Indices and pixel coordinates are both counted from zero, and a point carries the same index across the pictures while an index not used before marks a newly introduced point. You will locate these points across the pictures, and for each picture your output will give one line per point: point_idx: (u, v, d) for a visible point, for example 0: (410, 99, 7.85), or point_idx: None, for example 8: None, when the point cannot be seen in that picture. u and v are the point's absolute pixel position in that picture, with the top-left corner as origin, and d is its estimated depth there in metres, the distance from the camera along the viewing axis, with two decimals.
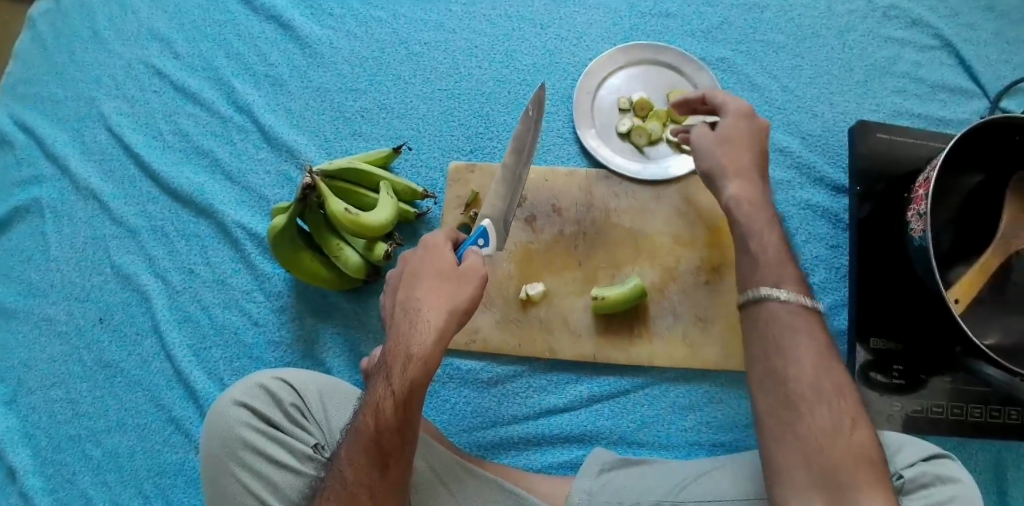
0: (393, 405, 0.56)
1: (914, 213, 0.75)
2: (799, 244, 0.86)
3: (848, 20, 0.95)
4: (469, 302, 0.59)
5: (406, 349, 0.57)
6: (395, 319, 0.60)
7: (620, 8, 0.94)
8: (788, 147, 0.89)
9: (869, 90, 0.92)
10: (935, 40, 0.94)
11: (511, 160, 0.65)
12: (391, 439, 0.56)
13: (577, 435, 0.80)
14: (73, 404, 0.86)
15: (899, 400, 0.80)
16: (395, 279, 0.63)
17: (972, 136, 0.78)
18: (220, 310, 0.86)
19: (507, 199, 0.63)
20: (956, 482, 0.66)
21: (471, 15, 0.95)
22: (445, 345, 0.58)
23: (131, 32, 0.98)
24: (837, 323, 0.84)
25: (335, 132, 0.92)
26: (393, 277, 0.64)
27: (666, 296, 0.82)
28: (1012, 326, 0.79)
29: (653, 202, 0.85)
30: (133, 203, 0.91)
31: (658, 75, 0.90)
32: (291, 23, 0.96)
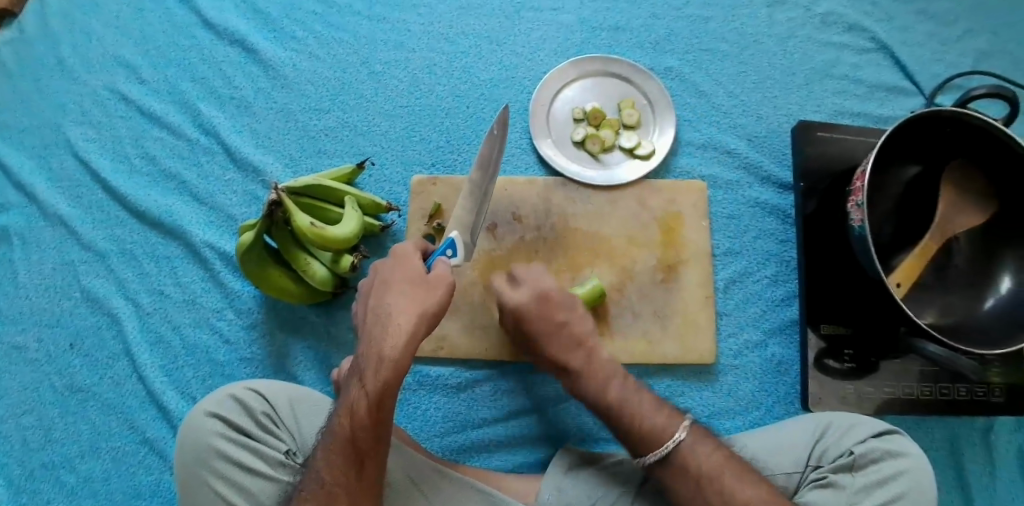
0: (366, 406, 0.58)
1: (854, 204, 0.79)
2: (751, 240, 0.90)
3: (788, 27, 1.00)
4: (437, 306, 0.61)
5: (374, 352, 0.59)
6: (367, 324, 0.62)
7: (572, 23, 0.99)
8: (736, 149, 0.93)
9: (811, 92, 0.97)
10: (871, 43, 0.99)
11: (478, 174, 0.66)
12: (365, 437, 0.58)
13: (545, 435, 0.83)
14: (46, 430, 0.86)
15: (853, 383, 0.83)
16: (366, 287, 0.65)
17: (903, 130, 0.82)
18: (191, 329, 0.88)
19: (474, 213, 0.64)
20: (904, 456, 0.70)
21: (429, 34, 0.99)
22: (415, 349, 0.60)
23: (96, 61, 1.00)
24: (790, 314, 0.88)
25: (300, 151, 0.94)
26: (366, 286, 0.67)
27: (625, 295, 0.85)
28: (951, 305, 0.84)
29: (610, 207, 0.88)
30: (102, 228, 0.93)
31: (609, 86, 0.95)
32: (254, 47, 0.98)
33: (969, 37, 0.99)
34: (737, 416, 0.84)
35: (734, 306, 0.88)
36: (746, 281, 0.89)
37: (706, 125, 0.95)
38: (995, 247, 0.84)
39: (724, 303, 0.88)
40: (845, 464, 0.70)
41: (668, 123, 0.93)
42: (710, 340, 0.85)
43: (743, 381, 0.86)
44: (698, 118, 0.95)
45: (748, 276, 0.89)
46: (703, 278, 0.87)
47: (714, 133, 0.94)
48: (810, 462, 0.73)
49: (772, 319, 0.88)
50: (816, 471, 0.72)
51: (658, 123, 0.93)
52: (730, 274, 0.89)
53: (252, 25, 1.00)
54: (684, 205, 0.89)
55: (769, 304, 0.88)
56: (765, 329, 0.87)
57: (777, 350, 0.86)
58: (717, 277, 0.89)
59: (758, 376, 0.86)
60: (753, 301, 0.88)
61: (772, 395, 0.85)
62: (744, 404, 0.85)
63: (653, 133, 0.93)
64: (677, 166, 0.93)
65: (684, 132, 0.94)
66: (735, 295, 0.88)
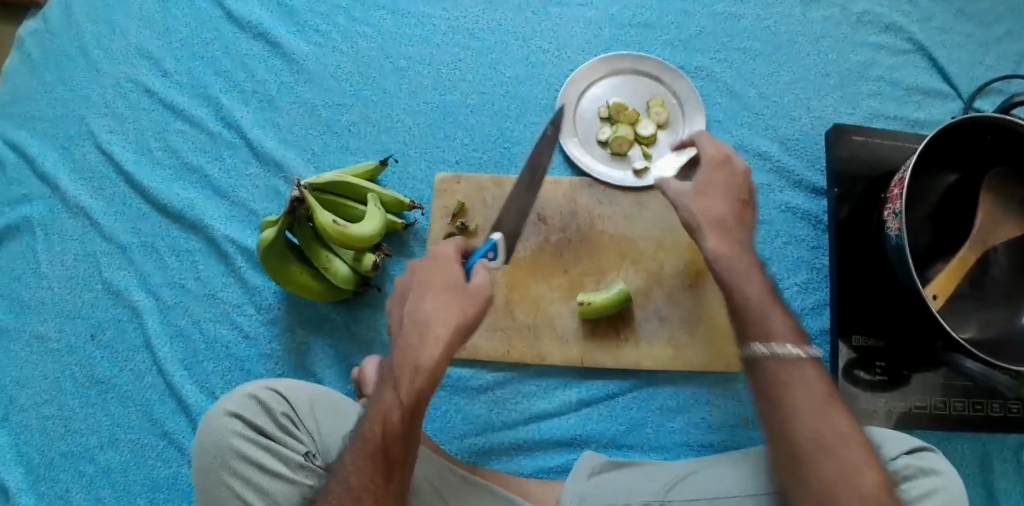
0: (399, 415, 0.57)
1: (891, 212, 0.77)
2: (781, 245, 0.88)
3: (824, 27, 0.97)
4: (474, 320, 0.59)
5: (409, 362, 0.58)
6: (403, 331, 0.60)
7: (601, 20, 0.96)
8: (768, 152, 0.91)
9: (845, 94, 0.94)
10: (909, 44, 0.96)
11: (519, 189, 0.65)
12: (396, 444, 0.57)
13: (566, 440, 0.81)
14: (66, 421, 0.86)
15: (884, 397, 0.81)
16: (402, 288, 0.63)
17: (944, 136, 0.79)
18: (211, 323, 0.87)
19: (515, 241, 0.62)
20: (938, 474, 0.68)
21: (454, 28, 0.97)
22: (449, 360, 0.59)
23: (120, 51, 0.99)
24: (820, 323, 0.86)
25: (323, 146, 0.93)
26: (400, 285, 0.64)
27: (650, 300, 0.83)
28: (990, 317, 0.81)
29: (636, 209, 0.86)
30: (124, 220, 0.92)
31: (638, 84, 0.92)
32: (277, 40, 0.97)
33: (1012, 39, 0.96)
34: None
35: None
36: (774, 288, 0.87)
37: (736, 126, 0.92)
38: None
39: None
40: None
41: (699, 123, 0.90)
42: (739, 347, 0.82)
43: None
44: (728, 119, 0.93)
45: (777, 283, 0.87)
46: None
47: (744, 135, 0.92)
48: None
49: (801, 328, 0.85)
50: None
51: (688, 123, 0.91)
52: None
53: (276, 17, 0.99)
54: None
55: (798, 312, 0.86)
56: None
57: None
58: None
59: None
60: None
61: None
62: None
63: (682, 132, 0.90)
64: None
65: (713, 133, 0.92)
66: None
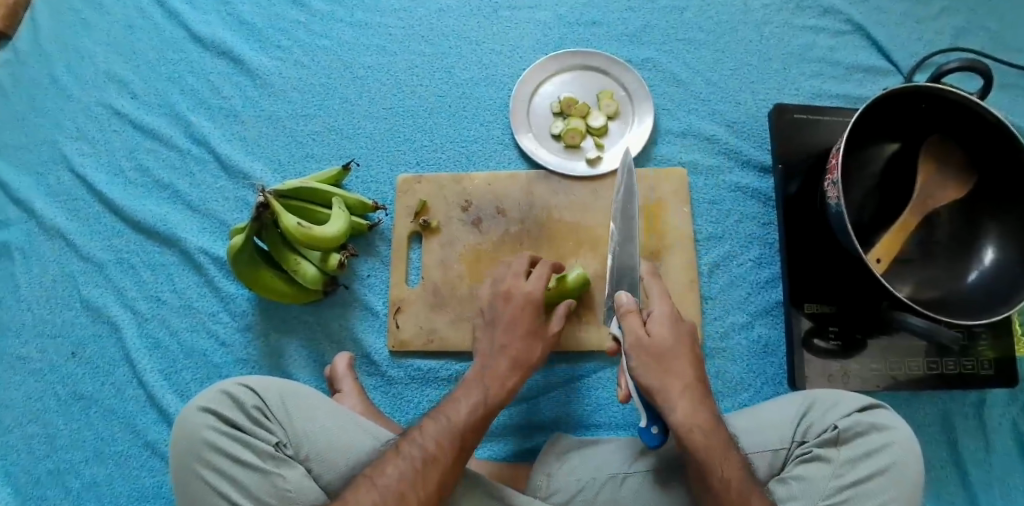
0: (481, 409, 0.70)
1: (830, 183, 0.80)
2: (733, 223, 0.92)
3: (764, 14, 1.01)
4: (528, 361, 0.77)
5: (495, 374, 0.74)
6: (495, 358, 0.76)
7: (550, 20, 1.00)
8: (716, 136, 0.95)
9: (788, 76, 0.98)
10: (847, 26, 1.00)
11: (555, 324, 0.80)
12: (471, 435, 0.68)
13: (537, 423, 0.84)
14: (51, 438, 0.88)
15: (841, 361, 0.84)
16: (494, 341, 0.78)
17: (877, 108, 0.83)
18: (188, 333, 0.90)
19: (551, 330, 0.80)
20: (890, 429, 0.68)
21: (410, 36, 1.01)
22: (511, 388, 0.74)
23: (89, 77, 1.03)
24: (774, 295, 0.89)
25: (289, 156, 0.97)
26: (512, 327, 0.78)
27: (610, 283, 0.86)
28: (935, 278, 0.84)
29: (591, 198, 0.90)
30: (99, 239, 0.95)
31: (588, 79, 0.96)
32: (240, 57, 1.01)
33: (945, 15, 1.00)
34: (726, 399, 0.86)
35: (719, 290, 0.89)
36: (729, 265, 0.90)
37: (684, 113, 0.96)
38: (977, 217, 0.84)
39: (709, 287, 0.89)
40: (830, 438, 0.68)
41: (648, 112, 0.94)
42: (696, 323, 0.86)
43: (731, 363, 0.87)
44: (676, 106, 0.97)
45: (732, 259, 0.90)
46: (687, 262, 0.88)
47: (692, 121, 0.96)
48: (795, 438, 0.71)
49: (758, 301, 0.89)
50: (801, 447, 0.70)
51: (637, 113, 0.95)
52: (713, 259, 0.90)
53: (238, 35, 1.03)
54: (664, 192, 0.90)
55: (754, 286, 0.89)
56: (751, 311, 0.88)
57: (763, 331, 0.88)
58: (701, 261, 0.90)
59: (745, 358, 0.87)
60: (739, 284, 0.89)
61: (760, 376, 0.86)
62: (733, 386, 0.86)
63: (632, 123, 0.95)
64: (656, 155, 0.94)
65: (663, 121, 0.96)
66: (720, 279, 0.89)
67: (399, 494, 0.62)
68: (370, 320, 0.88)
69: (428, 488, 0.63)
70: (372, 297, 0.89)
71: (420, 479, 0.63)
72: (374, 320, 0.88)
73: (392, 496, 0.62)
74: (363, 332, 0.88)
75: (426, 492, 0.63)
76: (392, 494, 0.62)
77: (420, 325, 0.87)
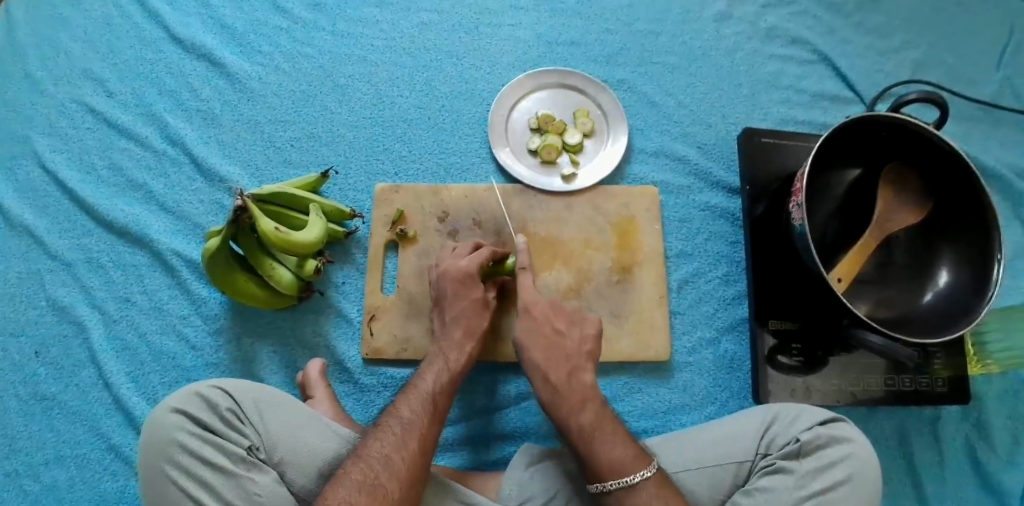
0: (446, 376, 0.73)
1: (795, 205, 0.84)
2: (702, 241, 0.95)
3: (735, 41, 1.05)
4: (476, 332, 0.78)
5: (453, 344, 0.76)
6: (441, 333, 0.78)
7: (530, 38, 1.03)
8: (687, 156, 0.98)
9: (757, 101, 1.02)
10: (813, 55, 1.05)
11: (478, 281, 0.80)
12: (441, 402, 0.70)
13: (507, 432, 0.85)
14: (10, 439, 0.85)
15: (802, 376, 0.87)
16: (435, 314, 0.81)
17: (840, 135, 0.87)
18: (158, 336, 0.89)
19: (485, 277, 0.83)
20: (848, 441, 0.70)
21: (391, 48, 1.03)
22: (472, 360, 0.77)
23: (64, 74, 1.02)
24: (740, 312, 0.92)
25: (267, 161, 0.97)
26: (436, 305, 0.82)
27: (582, 296, 0.89)
28: (890, 299, 0.88)
29: (566, 212, 0.92)
30: (68, 237, 0.94)
31: (564, 97, 0.99)
32: (221, 60, 1.02)
33: (906, 49, 1.06)
34: (693, 411, 0.88)
35: (688, 306, 0.92)
36: (697, 282, 0.93)
37: (657, 133, 0.99)
38: (932, 242, 0.88)
39: (677, 302, 0.92)
40: (792, 450, 0.71)
41: (622, 131, 0.97)
42: (665, 336, 0.89)
43: (698, 377, 0.89)
44: (650, 127, 1.00)
45: (700, 277, 0.93)
46: (658, 279, 0.91)
47: (665, 141, 0.99)
48: (758, 450, 0.73)
49: (724, 317, 0.91)
50: (765, 459, 0.72)
51: (613, 132, 0.98)
52: (683, 275, 0.93)
53: (219, 39, 1.03)
54: (638, 208, 0.93)
55: (720, 303, 0.92)
56: (717, 327, 0.91)
57: (729, 346, 0.90)
58: (671, 277, 0.93)
59: (711, 372, 0.89)
60: (706, 300, 0.92)
61: (725, 390, 0.89)
62: (699, 399, 0.88)
63: (607, 141, 0.97)
64: (630, 173, 0.97)
65: (637, 140, 0.99)
66: (688, 295, 0.92)
67: (386, 458, 0.63)
68: (344, 326, 0.89)
69: (411, 448, 0.64)
70: (347, 305, 0.90)
71: (402, 444, 0.64)
72: (348, 327, 0.89)
73: (379, 460, 0.63)
74: (336, 338, 0.88)
75: (410, 451, 0.64)
76: (380, 458, 0.63)
77: (394, 333, 0.87)
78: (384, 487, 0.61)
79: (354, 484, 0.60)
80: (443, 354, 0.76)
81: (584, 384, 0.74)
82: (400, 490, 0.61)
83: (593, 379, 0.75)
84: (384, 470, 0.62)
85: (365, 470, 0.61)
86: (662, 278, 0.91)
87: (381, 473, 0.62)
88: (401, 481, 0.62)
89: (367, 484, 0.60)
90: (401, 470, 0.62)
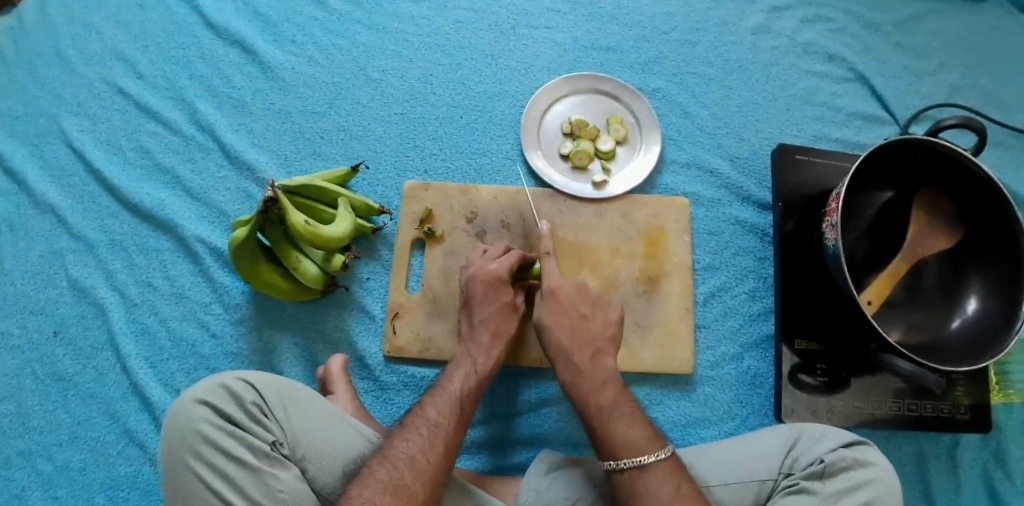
0: (473, 378, 0.72)
1: (829, 224, 0.83)
2: (730, 255, 0.94)
3: (772, 55, 1.04)
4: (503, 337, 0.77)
5: (480, 348, 0.76)
6: (468, 335, 0.78)
7: (566, 42, 1.02)
8: (719, 169, 0.97)
9: (791, 117, 1.01)
10: (850, 74, 1.04)
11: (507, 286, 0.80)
12: (467, 405, 0.70)
13: (525, 437, 0.84)
14: (25, 418, 0.85)
15: (825, 397, 0.86)
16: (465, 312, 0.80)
17: (877, 156, 0.86)
18: (178, 322, 0.89)
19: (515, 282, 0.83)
20: (873, 466, 0.69)
21: (426, 44, 1.02)
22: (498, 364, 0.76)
23: (95, 54, 1.02)
24: (765, 329, 0.91)
25: (295, 151, 0.97)
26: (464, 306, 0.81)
27: (608, 304, 0.88)
28: (919, 323, 0.86)
29: (595, 219, 0.91)
30: (92, 218, 0.94)
31: (598, 103, 0.99)
32: (253, 48, 1.01)
33: (943, 72, 1.05)
34: (713, 426, 0.87)
35: (713, 320, 0.91)
36: (724, 296, 0.92)
37: (689, 144, 0.98)
38: (961, 268, 0.87)
39: (702, 316, 0.91)
40: (816, 471, 0.70)
41: (655, 140, 0.97)
42: (689, 350, 0.88)
43: (719, 392, 0.88)
44: (682, 137, 0.99)
45: (726, 291, 0.92)
46: (684, 291, 0.90)
47: (697, 153, 0.98)
48: (781, 470, 0.72)
49: (749, 333, 0.90)
50: (788, 479, 0.71)
51: (645, 140, 0.97)
52: (709, 289, 0.92)
53: (253, 27, 1.03)
54: (668, 219, 0.92)
55: (746, 318, 0.91)
56: (742, 342, 0.90)
57: (753, 363, 0.89)
58: (697, 290, 0.92)
59: (734, 388, 0.88)
60: (731, 315, 0.91)
61: (747, 407, 0.88)
62: (720, 415, 0.87)
63: (639, 149, 0.97)
64: (661, 183, 0.96)
65: (669, 150, 0.98)
66: (714, 309, 0.91)
67: (412, 459, 0.62)
68: (366, 322, 0.88)
69: (437, 450, 0.64)
70: (370, 301, 0.89)
71: (428, 446, 0.64)
72: (371, 324, 0.88)
73: (405, 460, 0.62)
74: (358, 334, 0.88)
75: (436, 453, 0.63)
76: (406, 459, 0.62)
77: (416, 332, 0.87)
78: (409, 488, 0.60)
79: (379, 483, 0.60)
80: (469, 356, 0.75)
81: (609, 406, 0.72)
82: (425, 492, 0.61)
83: (620, 401, 0.72)
84: (410, 471, 0.61)
85: (390, 470, 0.61)
86: (689, 291, 0.90)
87: (407, 474, 0.61)
88: (426, 482, 0.61)
89: (392, 484, 0.60)
90: (427, 472, 0.62)
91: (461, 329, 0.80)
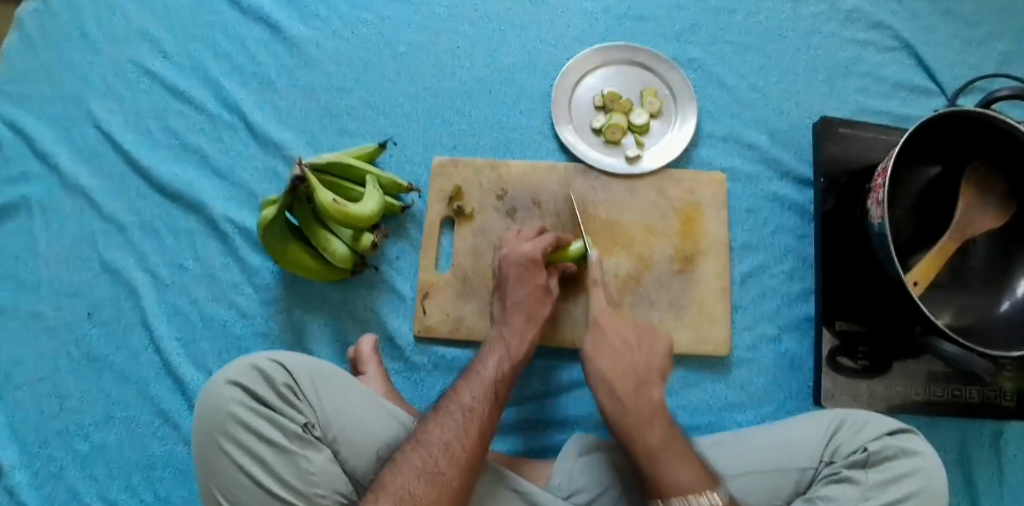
0: (507, 361, 0.71)
1: (875, 201, 0.79)
2: (769, 233, 0.91)
3: (813, 23, 0.99)
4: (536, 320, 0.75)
5: (512, 330, 0.74)
6: (502, 316, 0.76)
7: (597, 11, 0.99)
8: (757, 143, 0.94)
9: (834, 89, 0.97)
10: (895, 42, 0.99)
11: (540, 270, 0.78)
12: (501, 389, 0.68)
13: (557, 419, 0.83)
14: (62, 398, 0.86)
15: (866, 381, 0.83)
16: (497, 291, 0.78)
17: (928, 129, 0.82)
18: (209, 303, 0.88)
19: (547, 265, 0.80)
20: (918, 455, 0.67)
21: (453, 16, 0.99)
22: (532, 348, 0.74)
23: (119, 34, 1.00)
24: (804, 309, 0.88)
25: (322, 129, 0.95)
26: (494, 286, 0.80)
27: (642, 283, 0.86)
28: (969, 305, 0.82)
29: (629, 196, 0.89)
30: (122, 199, 0.93)
31: (631, 74, 0.95)
32: (278, 24, 0.99)
33: (994, 40, 0.99)
34: (750, 409, 0.85)
35: (750, 300, 0.88)
36: (762, 275, 0.89)
37: (726, 118, 0.95)
38: (1014, 249, 0.82)
39: (740, 296, 0.88)
40: (858, 460, 0.68)
41: (691, 114, 0.93)
42: (726, 330, 0.85)
43: (757, 375, 0.86)
44: (719, 111, 0.95)
45: (764, 270, 0.89)
46: (721, 269, 0.87)
47: (735, 127, 0.94)
48: (822, 457, 0.70)
49: (787, 314, 0.88)
50: (829, 467, 0.69)
51: (680, 114, 0.94)
52: (746, 268, 0.89)
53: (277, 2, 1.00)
54: (704, 196, 0.89)
55: (785, 298, 0.88)
56: (780, 323, 0.87)
57: (791, 344, 0.87)
58: (734, 269, 0.89)
59: (771, 370, 0.86)
60: (769, 295, 0.88)
61: (784, 390, 0.85)
62: (757, 397, 0.85)
63: (674, 123, 0.93)
64: (697, 158, 0.93)
65: (705, 124, 0.94)
66: (751, 289, 0.88)
67: (446, 445, 0.61)
68: (396, 303, 0.87)
69: (472, 436, 0.62)
70: (399, 281, 0.88)
71: (462, 431, 0.62)
72: (400, 304, 0.87)
73: (439, 446, 0.61)
74: (388, 314, 0.87)
75: (471, 439, 0.62)
76: (440, 444, 0.61)
77: (447, 312, 0.85)
78: (445, 475, 0.59)
79: (412, 469, 0.59)
80: (502, 338, 0.73)
81: (666, 428, 0.65)
82: (458, 478, 0.59)
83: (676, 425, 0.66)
84: (444, 456, 0.60)
85: (424, 456, 0.60)
86: (726, 270, 0.87)
87: (440, 460, 0.60)
88: (460, 468, 0.60)
89: (426, 471, 0.59)
90: (460, 458, 0.60)
91: (493, 311, 0.78)
